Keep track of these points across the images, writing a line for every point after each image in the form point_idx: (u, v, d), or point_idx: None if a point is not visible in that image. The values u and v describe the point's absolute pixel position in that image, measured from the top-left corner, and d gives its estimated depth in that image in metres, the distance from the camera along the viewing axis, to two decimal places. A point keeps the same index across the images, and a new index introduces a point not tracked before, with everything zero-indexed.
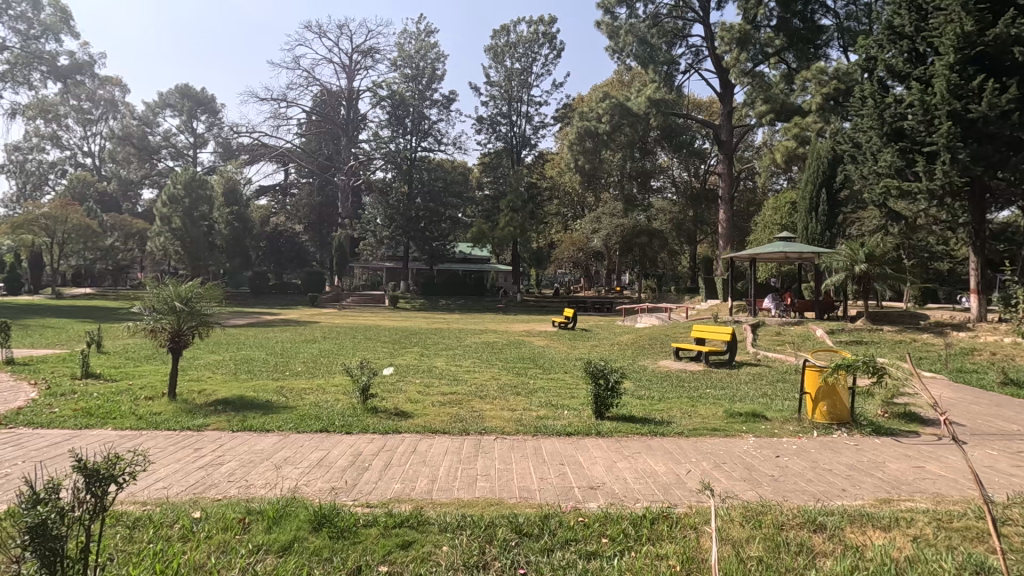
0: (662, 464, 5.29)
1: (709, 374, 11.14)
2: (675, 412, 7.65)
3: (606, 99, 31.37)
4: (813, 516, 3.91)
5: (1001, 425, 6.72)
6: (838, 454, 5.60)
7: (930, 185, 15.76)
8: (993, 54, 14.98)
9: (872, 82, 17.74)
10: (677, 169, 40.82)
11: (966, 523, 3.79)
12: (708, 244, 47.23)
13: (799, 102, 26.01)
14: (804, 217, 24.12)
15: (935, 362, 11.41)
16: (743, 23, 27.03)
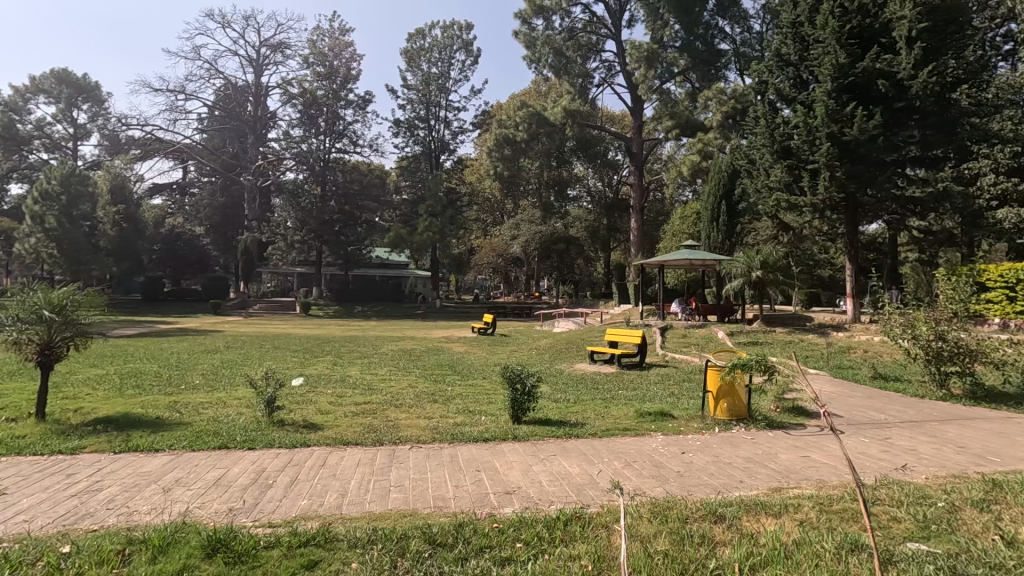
0: (576, 466, 5.40)
1: (622, 375, 11.60)
2: (590, 414, 7.86)
3: (523, 108, 31.95)
4: (714, 508, 4.14)
5: (871, 415, 7.50)
6: (737, 448, 5.99)
7: (814, 200, 17.37)
8: (862, 83, 16.87)
9: (764, 104, 19.36)
10: (592, 178, 42.28)
11: (843, 506, 4.18)
12: (621, 252, 49.34)
13: (702, 119, 27.87)
14: (707, 227, 25.76)
15: (819, 360, 12.55)
16: (650, 43, 28.65)
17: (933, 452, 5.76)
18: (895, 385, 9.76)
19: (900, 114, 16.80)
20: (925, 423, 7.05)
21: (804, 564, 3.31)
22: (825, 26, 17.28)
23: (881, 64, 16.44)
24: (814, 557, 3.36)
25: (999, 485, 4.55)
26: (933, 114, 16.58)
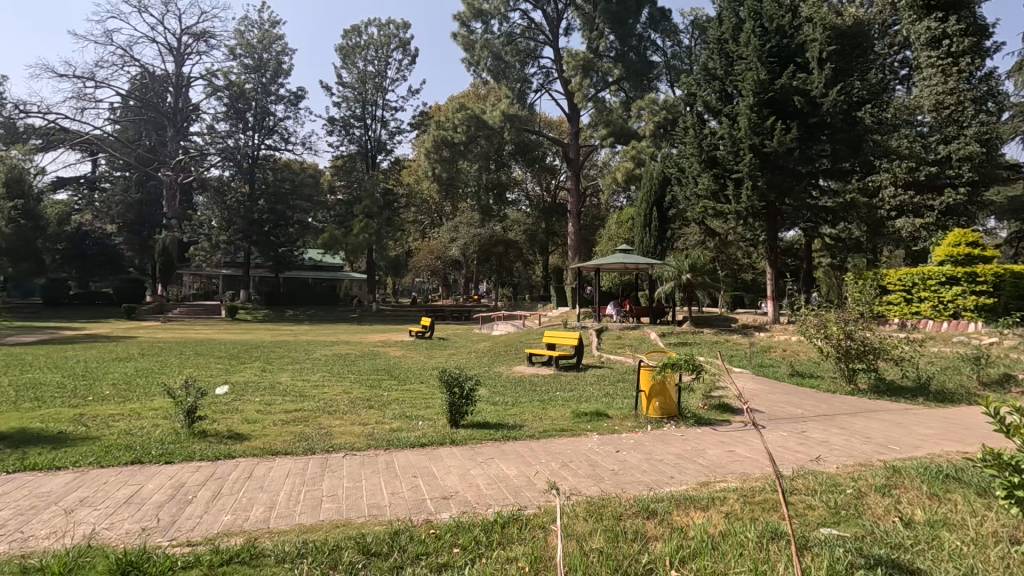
0: (513, 468, 5.41)
1: (559, 377, 11.77)
2: (527, 416, 7.92)
3: (462, 111, 31.88)
4: (647, 504, 4.27)
5: (789, 410, 8.00)
6: (668, 445, 6.21)
7: (738, 207, 18.37)
8: (781, 99, 17.99)
9: (693, 115, 20.29)
10: (530, 183, 42.75)
11: (765, 497, 4.42)
12: (558, 255, 50.12)
13: (635, 128, 28.85)
14: (640, 232, 26.65)
15: (743, 359, 13.25)
16: (586, 52, 29.37)
17: (843, 443, 6.19)
18: (810, 381, 10.44)
19: (814, 129, 18.10)
20: (836, 416, 7.58)
21: (730, 554, 3.46)
22: (747, 44, 18.35)
23: (796, 82, 17.66)
24: (739, 547, 3.52)
25: (899, 471, 4.96)
26: (841, 130, 18.00)
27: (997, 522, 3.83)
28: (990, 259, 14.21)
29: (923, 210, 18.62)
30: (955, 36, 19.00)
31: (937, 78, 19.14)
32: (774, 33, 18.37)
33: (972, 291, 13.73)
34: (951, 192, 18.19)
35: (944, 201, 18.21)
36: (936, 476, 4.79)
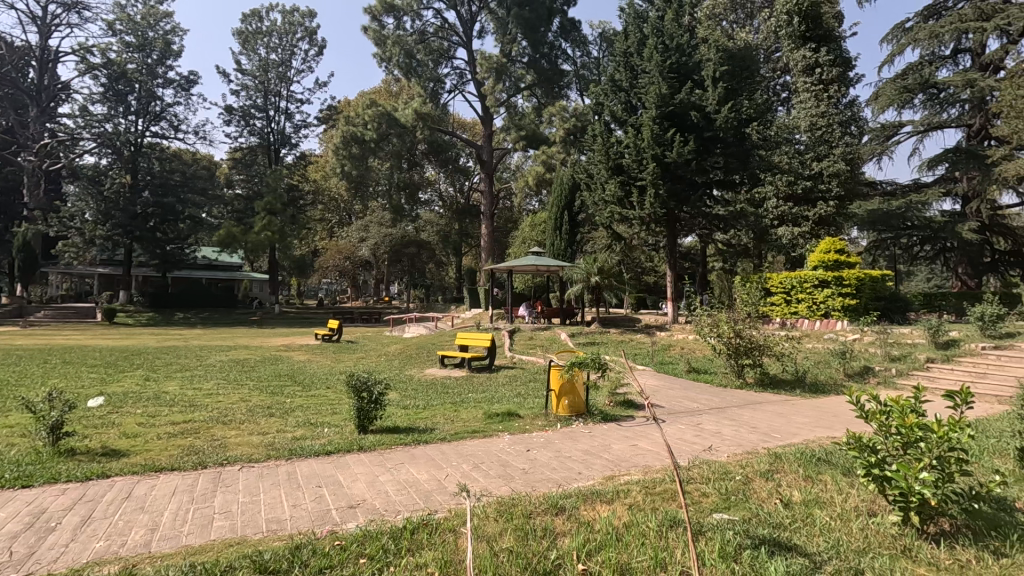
0: (424, 472, 5.31)
1: (471, 378, 11.75)
2: (439, 418, 7.83)
3: (372, 107, 31.02)
4: (556, 501, 4.36)
5: (686, 403, 8.55)
6: (576, 442, 6.40)
7: (642, 213, 19.35)
8: (680, 112, 19.18)
9: (601, 123, 21.12)
10: (443, 184, 42.48)
11: (664, 487, 4.67)
12: (471, 257, 50.19)
13: (546, 133, 29.57)
14: (551, 235, 27.33)
15: (645, 358, 13.96)
16: (499, 56, 29.66)
17: (733, 433, 6.69)
18: (705, 377, 11.22)
19: (708, 142, 19.51)
20: (727, 409, 8.20)
21: (633, 543, 3.62)
22: (650, 59, 19.41)
23: (693, 97, 18.94)
24: (640, 537, 3.70)
25: (779, 456, 5.45)
26: (732, 145, 19.55)
27: (857, 497, 4.33)
28: (854, 265, 15.93)
29: (800, 220, 20.67)
30: (826, 66, 21.35)
31: (811, 102, 21.39)
32: (674, 51, 19.60)
33: (839, 293, 15.42)
34: (822, 204, 20.34)
35: (817, 212, 20.31)
36: (810, 459, 5.31)
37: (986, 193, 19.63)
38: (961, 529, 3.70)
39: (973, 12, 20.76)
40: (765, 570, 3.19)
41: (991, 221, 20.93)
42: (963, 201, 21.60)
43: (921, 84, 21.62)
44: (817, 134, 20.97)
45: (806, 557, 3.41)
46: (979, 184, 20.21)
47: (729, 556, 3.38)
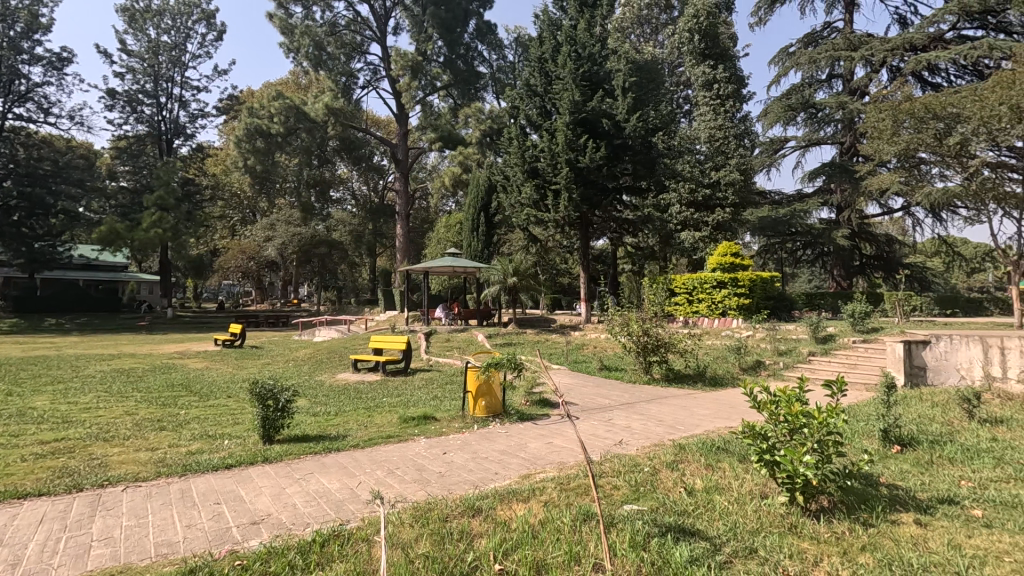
0: (335, 481, 5.09)
1: (386, 382, 11.44)
2: (351, 425, 7.54)
3: (279, 99, 29.41)
4: (472, 503, 4.34)
5: (598, 400, 8.86)
6: (493, 443, 6.42)
7: (557, 216, 19.81)
8: (592, 119, 19.82)
9: (516, 127, 21.39)
10: (356, 182, 41.14)
11: (578, 482, 4.79)
12: (386, 258, 49.02)
13: (462, 134, 29.51)
14: (468, 236, 27.31)
15: (560, 357, 14.29)
16: (414, 54, 29.14)
17: (641, 427, 7.02)
18: (616, 373, 11.69)
19: (618, 149, 20.38)
20: (636, 404, 8.58)
21: (548, 540, 3.68)
22: (564, 66, 19.95)
23: (605, 105, 19.72)
24: (555, 532, 3.76)
25: (683, 447, 5.78)
26: (640, 153, 20.56)
27: (751, 481, 4.68)
28: (747, 267, 17.31)
29: (700, 225, 22.14)
30: (722, 83, 23.05)
31: (710, 115, 22.98)
32: (587, 59, 20.28)
33: (735, 293, 16.67)
34: (720, 211, 21.91)
35: (715, 218, 21.83)
36: (710, 448, 5.68)
37: (855, 204, 22.07)
38: (837, 503, 4.11)
39: (844, 42, 23.27)
40: (672, 555, 3.37)
41: (859, 229, 23.55)
42: (838, 211, 24.14)
43: (802, 104, 23.90)
44: (716, 145, 22.56)
45: (708, 540, 3.64)
46: (850, 196, 22.68)
47: (639, 545, 3.52)
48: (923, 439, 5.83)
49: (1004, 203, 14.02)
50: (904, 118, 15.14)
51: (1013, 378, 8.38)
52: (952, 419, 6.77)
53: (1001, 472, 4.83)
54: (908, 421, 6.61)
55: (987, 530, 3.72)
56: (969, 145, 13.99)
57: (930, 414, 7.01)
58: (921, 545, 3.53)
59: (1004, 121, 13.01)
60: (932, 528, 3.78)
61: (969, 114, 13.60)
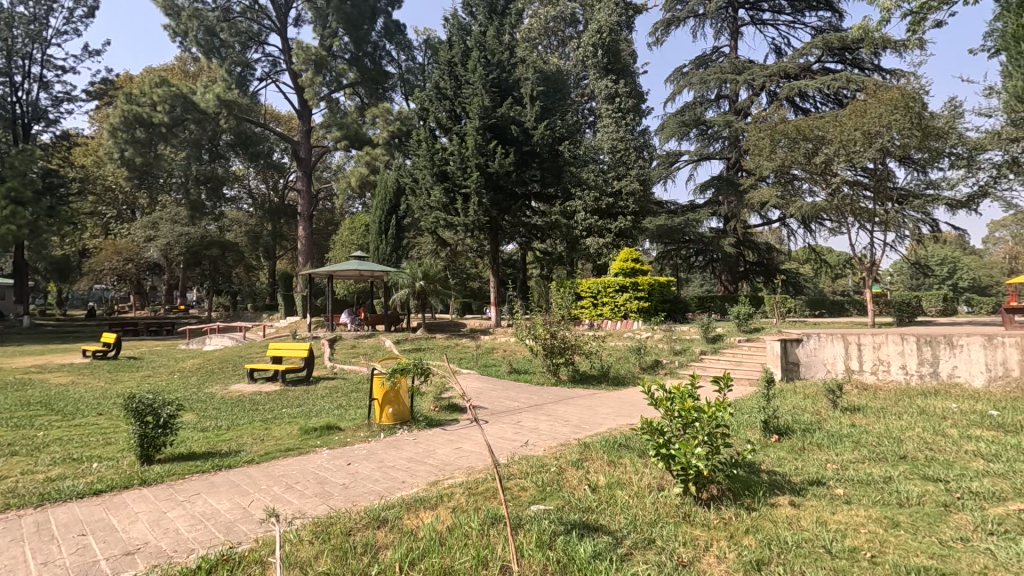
0: (225, 501, 4.70)
1: (285, 392, 10.80)
2: (245, 439, 7.03)
3: (163, 86, 26.95)
4: (377, 514, 4.19)
5: (507, 403, 8.94)
6: (400, 450, 6.26)
7: (467, 220, 19.81)
8: (502, 125, 20.09)
9: (425, 129, 21.14)
10: (253, 179, 38.59)
11: (486, 486, 4.80)
12: (287, 261, 46.42)
13: (369, 134, 28.70)
14: (376, 239, 26.56)
15: (470, 361, 14.24)
16: (318, 48, 27.89)
17: (548, 428, 7.18)
18: (525, 376, 11.85)
19: (526, 156, 20.80)
20: (544, 405, 8.78)
21: (455, 546, 3.63)
22: (474, 71, 20.05)
23: (514, 112, 20.06)
24: (464, 538, 3.73)
25: (588, 445, 5.97)
26: (547, 161, 21.13)
27: (650, 475, 4.92)
28: (647, 271, 18.31)
29: (604, 232, 23.13)
30: (624, 97, 24.27)
31: (613, 127, 24.08)
32: (495, 66, 20.52)
33: (636, 297, 17.59)
34: (622, 218, 23.02)
35: (617, 225, 22.91)
36: (612, 446, 5.91)
37: (740, 215, 24.11)
38: (724, 490, 4.43)
39: (730, 66, 25.40)
40: (576, 551, 3.45)
41: (744, 238, 25.76)
42: (725, 221, 26.24)
43: (694, 121, 25.74)
44: (618, 156, 23.67)
45: (610, 534, 3.78)
46: (736, 207, 24.74)
47: (545, 544, 3.58)
48: (796, 427, 6.48)
49: (859, 218, 16.00)
50: (780, 138, 16.66)
51: (867, 370, 9.58)
52: (819, 408, 7.58)
53: (858, 454, 5.48)
54: (784, 412, 7.30)
55: (847, 506, 4.20)
56: (831, 165, 15.80)
57: (801, 404, 7.80)
58: (794, 523, 3.90)
59: (858, 145, 14.87)
60: (803, 508, 4.19)
61: (831, 138, 15.36)
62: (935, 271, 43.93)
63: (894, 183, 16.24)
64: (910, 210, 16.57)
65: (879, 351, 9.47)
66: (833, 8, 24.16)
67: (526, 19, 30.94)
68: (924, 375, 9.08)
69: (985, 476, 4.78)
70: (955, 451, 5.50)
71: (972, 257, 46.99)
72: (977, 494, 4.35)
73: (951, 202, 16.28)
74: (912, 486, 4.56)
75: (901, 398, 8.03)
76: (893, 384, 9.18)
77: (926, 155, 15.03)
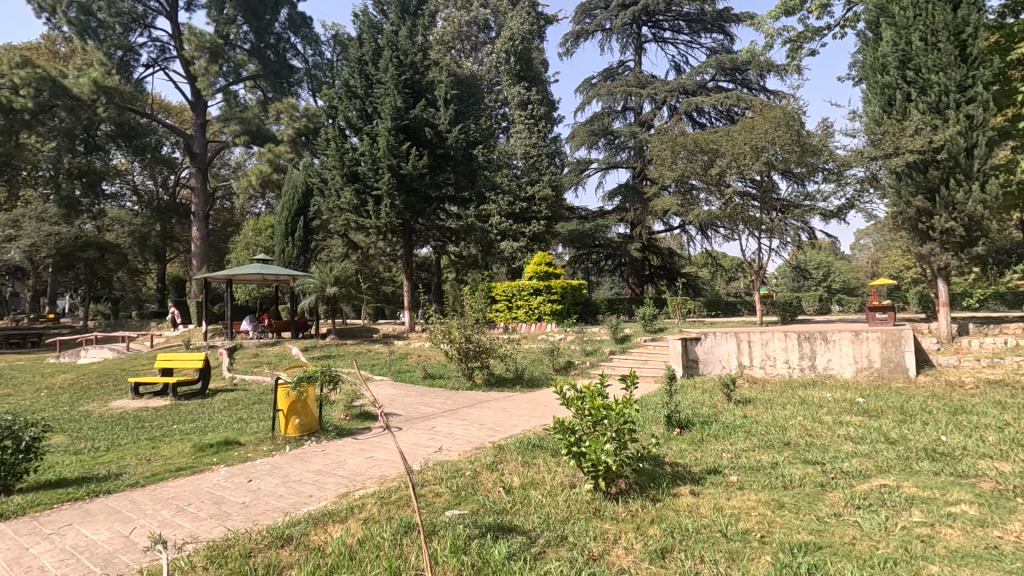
0: (102, 531, 4.22)
1: (177, 407, 9.90)
2: (128, 460, 6.38)
3: (27, 67, 23.97)
4: (281, 531, 3.95)
5: (420, 409, 8.77)
6: (307, 463, 5.95)
7: (378, 222, 19.32)
8: (414, 126, 19.87)
9: (334, 128, 20.38)
10: (138, 174, 35.22)
11: (399, 494, 4.67)
12: (178, 263, 42.73)
13: (273, 130, 27.22)
14: (281, 241, 25.19)
15: (382, 368, 13.81)
16: (214, 35, 25.95)
17: (463, 432, 7.12)
18: (439, 382, 11.67)
19: (440, 159, 20.74)
20: (459, 410, 8.70)
21: (366, 559, 3.50)
22: (385, 71, 19.68)
23: (427, 114, 19.94)
24: (374, 550, 3.60)
25: (502, 448, 5.99)
26: (461, 164, 21.16)
27: (562, 474, 5.03)
28: (559, 275, 18.81)
29: (518, 236, 23.50)
30: (535, 104, 24.76)
31: (526, 133, 24.49)
32: (408, 67, 20.30)
33: (549, 300, 17.99)
34: (535, 223, 23.45)
35: (531, 229, 23.38)
36: (527, 446, 5.98)
37: (645, 221, 25.39)
38: (632, 484, 4.63)
39: (634, 80, 26.74)
40: (491, 554, 3.45)
41: (648, 243, 27.13)
42: (631, 227, 27.52)
43: (602, 130, 26.82)
44: (530, 162, 24.10)
45: (524, 534, 3.82)
46: (641, 214, 26.03)
47: (459, 549, 3.54)
48: (695, 421, 6.91)
49: (749, 226, 17.41)
50: (679, 150, 17.80)
51: (756, 364, 10.43)
52: (716, 402, 8.13)
53: (749, 442, 5.94)
54: (685, 406, 7.79)
55: (740, 491, 4.54)
56: (725, 176, 17.09)
57: (700, 399, 8.35)
58: (694, 511, 4.14)
59: (747, 158, 16.26)
60: (702, 496, 4.47)
61: (724, 151, 16.64)
62: (812, 274, 48.83)
63: (778, 195, 17.80)
64: (791, 219, 18.23)
65: (766, 347, 10.35)
66: (724, 31, 26.17)
67: (439, 22, 30.85)
68: (804, 367, 10.03)
69: (854, 456, 5.37)
70: (830, 436, 6.13)
71: (841, 262, 52.90)
72: (847, 473, 4.87)
73: (825, 212, 18.09)
74: (795, 470, 5.02)
75: (785, 390, 8.80)
76: (778, 378, 10.07)
77: (804, 170, 16.64)
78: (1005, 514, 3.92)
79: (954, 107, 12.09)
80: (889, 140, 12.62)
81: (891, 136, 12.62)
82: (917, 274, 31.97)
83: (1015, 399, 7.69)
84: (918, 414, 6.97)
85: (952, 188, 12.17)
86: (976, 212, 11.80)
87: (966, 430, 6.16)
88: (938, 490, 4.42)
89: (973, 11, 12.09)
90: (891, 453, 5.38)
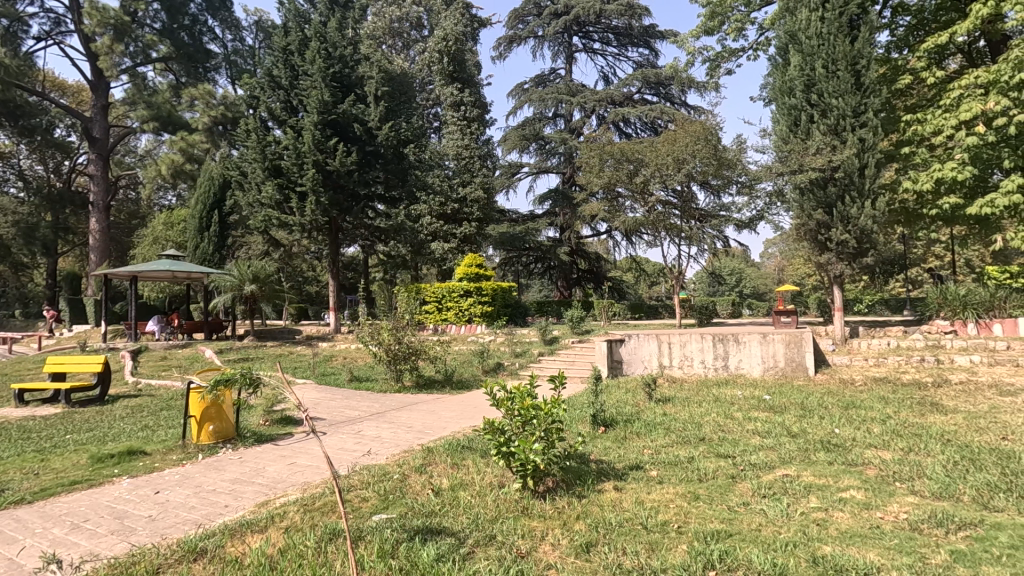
0: None
1: (71, 416, 9.01)
2: (12, 475, 5.75)
3: None
4: (194, 544, 3.72)
5: (345, 413, 8.48)
6: (222, 472, 5.62)
7: (302, 219, 18.54)
8: (342, 121, 19.23)
9: (256, 119, 19.41)
10: (26, 158, 31.83)
11: (323, 501, 4.53)
12: (73, 258, 38.93)
13: (187, 118, 25.53)
14: (194, 237, 23.64)
15: (305, 370, 13.27)
16: (120, 11, 23.94)
17: (390, 436, 6.98)
18: (366, 384, 11.35)
19: (369, 156, 20.23)
20: (386, 413, 8.51)
21: (289, 568, 3.37)
22: (312, 62, 18.92)
23: (356, 111, 19.40)
24: (298, 559, 3.47)
25: (431, 450, 5.96)
26: (391, 163, 20.76)
27: (491, 474, 5.08)
28: (489, 277, 18.89)
29: (449, 236, 23.36)
30: (468, 106, 24.71)
31: (458, 134, 24.37)
32: (337, 60, 19.64)
33: (479, 302, 18.02)
34: (466, 224, 23.39)
35: (462, 230, 23.29)
36: (455, 448, 5.97)
37: (573, 225, 26.01)
38: (558, 482, 4.75)
39: (565, 88, 27.42)
40: (420, 557, 3.43)
41: (576, 247, 27.83)
42: (560, 231, 28.13)
43: (534, 135, 27.22)
44: (462, 164, 23.90)
45: (453, 535, 3.83)
46: (570, 219, 26.65)
47: (388, 553, 3.50)
48: (619, 419, 7.16)
49: (671, 233, 18.26)
50: (607, 157, 18.43)
51: (676, 365, 10.97)
52: (638, 401, 8.47)
53: (668, 439, 6.26)
54: (610, 406, 8.07)
55: (659, 485, 4.78)
56: (648, 185, 17.88)
57: (624, 397, 8.68)
58: (617, 506, 4.32)
59: (669, 169, 17.10)
60: (624, 491, 4.66)
61: (648, 161, 17.38)
62: (726, 280, 52.10)
63: (697, 205, 18.79)
64: (709, 228, 19.28)
65: (684, 348, 10.91)
66: (650, 46, 27.37)
67: (369, 16, 30.23)
68: (718, 367, 10.68)
69: (760, 449, 5.80)
70: (740, 431, 6.58)
71: (752, 268, 56.79)
72: (754, 465, 5.26)
73: (738, 222, 19.26)
74: (708, 463, 5.35)
75: (702, 389, 9.33)
76: (695, 376, 10.65)
77: (720, 182, 17.71)
78: (885, 497, 4.39)
79: (849, 131, 13.32)
80: (794, 157, 13.73)
81: (796, 154, 13.74)
82: (817, 281, 34.91)
83: (896, 394, 8.62)
84: (815, 409, 7.64)
85: (847, 204, 13.39)
86: (867, 226, 13.07)
87: (855, 423, 6.83)
88: (831, 477, 4.88)
89: (867, 44, 13.38)
90: (793, 445, 5.87)
